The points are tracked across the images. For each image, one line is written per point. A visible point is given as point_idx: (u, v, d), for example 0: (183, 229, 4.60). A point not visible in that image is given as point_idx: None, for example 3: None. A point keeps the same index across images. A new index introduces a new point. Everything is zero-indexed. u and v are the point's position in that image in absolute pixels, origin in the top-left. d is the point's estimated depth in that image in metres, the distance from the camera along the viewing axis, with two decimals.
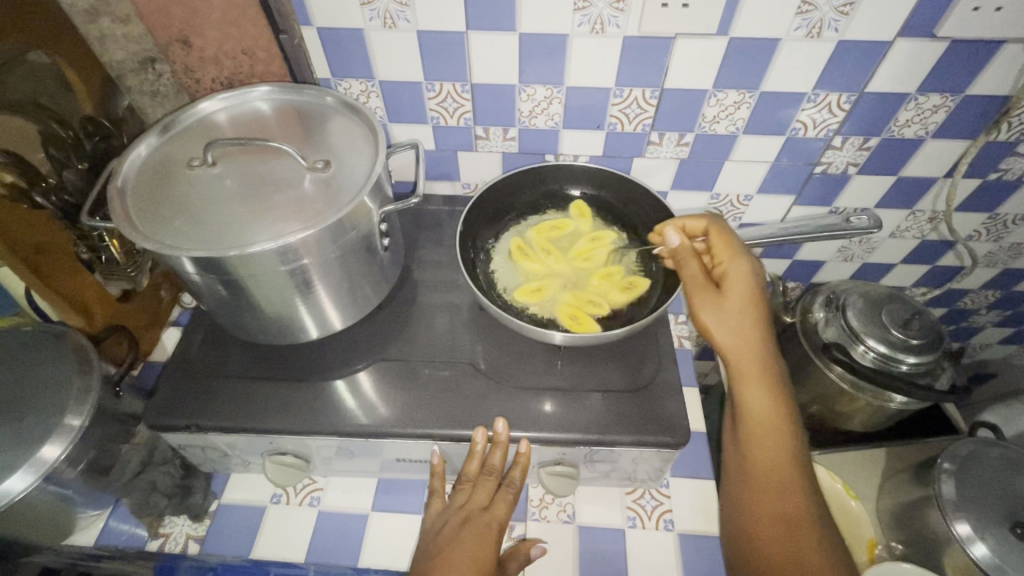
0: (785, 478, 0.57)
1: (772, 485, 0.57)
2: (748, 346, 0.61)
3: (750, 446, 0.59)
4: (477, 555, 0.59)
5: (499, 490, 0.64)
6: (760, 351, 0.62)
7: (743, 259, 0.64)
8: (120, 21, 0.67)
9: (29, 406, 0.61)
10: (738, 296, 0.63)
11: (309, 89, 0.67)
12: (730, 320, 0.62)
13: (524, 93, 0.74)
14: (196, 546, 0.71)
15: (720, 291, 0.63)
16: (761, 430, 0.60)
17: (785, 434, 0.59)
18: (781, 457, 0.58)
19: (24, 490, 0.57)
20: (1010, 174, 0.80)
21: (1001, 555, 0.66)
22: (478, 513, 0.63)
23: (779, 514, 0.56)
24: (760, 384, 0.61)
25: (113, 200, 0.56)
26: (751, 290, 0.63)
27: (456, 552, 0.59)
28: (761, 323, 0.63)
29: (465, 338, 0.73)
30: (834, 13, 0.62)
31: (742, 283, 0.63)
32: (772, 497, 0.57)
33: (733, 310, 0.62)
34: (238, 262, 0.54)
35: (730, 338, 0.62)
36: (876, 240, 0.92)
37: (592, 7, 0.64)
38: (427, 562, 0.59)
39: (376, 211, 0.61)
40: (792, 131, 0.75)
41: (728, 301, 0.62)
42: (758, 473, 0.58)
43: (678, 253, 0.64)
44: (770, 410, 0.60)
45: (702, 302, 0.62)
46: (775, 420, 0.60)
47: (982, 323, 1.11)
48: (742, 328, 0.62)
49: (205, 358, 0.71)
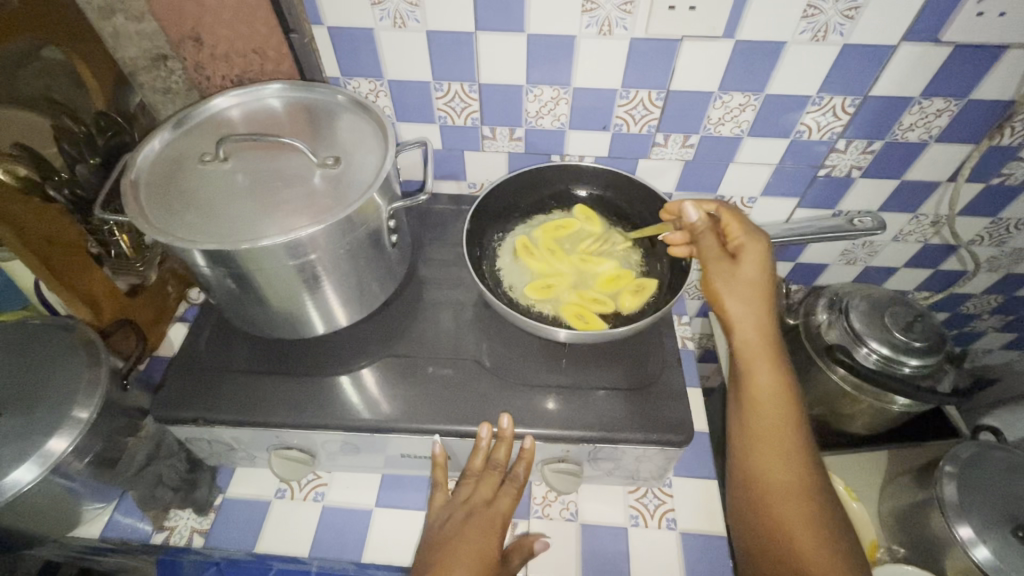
0: (788, 450, 0.58)
1: (779, 458, 0.58)
2: (755, 320, 0.62)
3: (755, 419, 0.60)
4: (484, 550, 0.58)
5: (504, 484, 0.64)
6: (767, 325, 0.62)
7: (760, 237, 0.63)
8: (134, 19, 0.68)
9: (37, 398, 0.62)
10: (752, 269, 0.63)
11: (320, 88, 0.68)
12: (739, 293, 0.62)
13: (531, 94, 0.75)
14: (200, 539, 0.71)
15: (732, 264, 0.63)
16: (768, 405, 0.60)
17: (789, 408, 0.60)
18: (785, 430, 0.59)
19: (31, 482, 0.57)
20: (1013, 179, 0.80)
21: (1002, 556, 0.66)
22: (484, 507, 0.62)
23: (780, 484, 0.57)
24: (766, 357, 0.62)
25: (126, 192, 0.57)
26: (766, 266, 0.63)
27: (462, 548, 0.58)
28: (769, 297, 0.63)
29: (470, 337, 0.74)
30: (839, 17, 0.63)
31: (759, 258, 0.63)
32: (777, 470, 0.58)
33: (745, 283, 0.63)
34: (249, 255, 0.54)
35: (738, 309, 0.62)
36: (879, 243, 0.93)
37: (599, 9, 0.64)
38: (433, 557, 0.58)
39: (384, 208, 0.62)
40: (796, 134, 0.76)
41: (739, 273, 0.63)
42: (761, 446, 0.59)
43: (696, 229, 0.64)
44: (777, 383, 0.61)
45: (712, 270, 0.64)
46: (780, 395, 0.60)
47: (985, 328, 1.11)
48: (750, 301, 0.62)
49: (212, 352, 0.72)
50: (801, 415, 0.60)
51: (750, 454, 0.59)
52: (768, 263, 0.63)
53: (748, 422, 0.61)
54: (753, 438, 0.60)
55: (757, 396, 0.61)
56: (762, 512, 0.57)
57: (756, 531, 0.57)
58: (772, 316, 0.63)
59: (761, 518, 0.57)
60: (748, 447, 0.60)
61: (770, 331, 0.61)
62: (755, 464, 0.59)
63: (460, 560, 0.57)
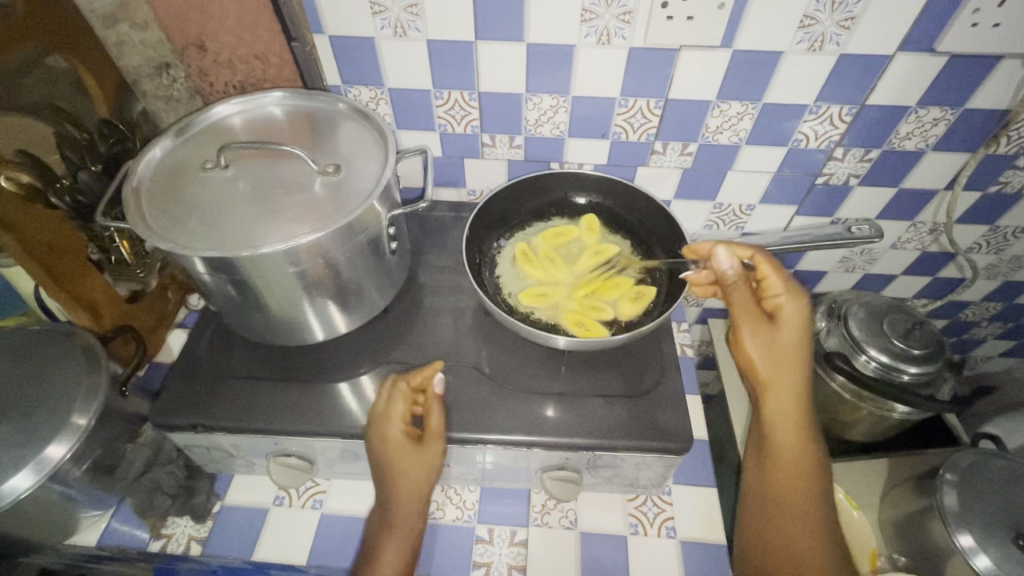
0: (807, 513, 0.59)
1: (793, 518, 0.59)
2: (789, 383, 0.61)
3: (775, 477, 0.61)
4: (402, 443, 0.58)
5: (396, 381, 0.62)
6: (800, 389, 0.62)
7: (800, 298, 0.61)
8: (138, 27, 0.69)
9: (36, 404, 0.62)
10: (790, 330, 0.62)
11: (321, 96, 0.69)
12: (770, 352, 0.62)
13: (531, 102, 0.75)
14: (197, 547, 0.71)
15: (769, 324, 0.62)
16: (790, 466, 0.61)
17: (812, 471, 0.60)
18: (806, 491, 0.60)
19: (30, 489, 0.57)
20: (1009, 187, 0.81)
21: (1004, 565, 0.65)
22: (386, 406, 0.60)
23: (799, 547, 0.58)
24: (795, 419, 0.61)
25: (128, 199, 0.57)
26: (806, 327, 0.62)
27: (391, 455, 0.58)
28: (805, 359, 0.62)
29: (469, 343, 0.74)
30: (835, 28, 0.63)
31: (797, 322, 0.61)
32: (796, 533, 0.58)
33: (781, 346, 0.62)
34: (248, 261, 0.54)
35: (771, 368, 0.62)
36: (877, 251, 0.93)
37: (598, 19, 0.65)
38: (379, 470, 0.59)
39: (384, 216, 0.62)
40: (793, 142, 0.76)
41: (775, 335, 0.62)
42: (780, 504, 0.60)
43: (727, 279, 0.61)
44: (801, 445, 0.61)
45: (744, 327, 0.62)
46: (805, 458, 0.61)
47: (984, 335, 1.12)
48: (784, 362, 0.61)
49: (211, 358, 0.72)
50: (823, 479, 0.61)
51: (768, 510, 0.61)
52: (808, 325, 0.62)
53: (768, 478, 0.61)
54: (770, 496, 0.61)
55: (778, 453, 0.61)
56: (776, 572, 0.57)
57: None
58: (805, 379, 0.62)
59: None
60: (767, 504, 0.61)
61: (803, 396, 0.61)
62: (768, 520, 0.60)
63: (401, 464, 0.58)
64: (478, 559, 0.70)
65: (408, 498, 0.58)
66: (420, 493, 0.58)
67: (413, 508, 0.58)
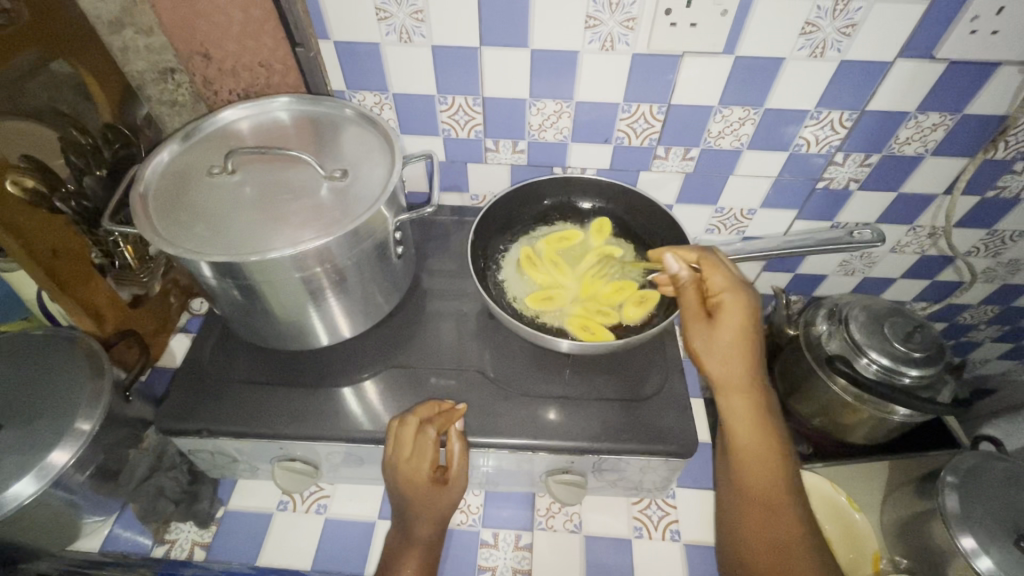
0: (773, 505, 0.59)
1: (762, 517, 0.59)
2: (735, 377, 0.62)
3: (743, 479, 0.61)
4: (430, 490, 0.61)
5: (424, 426, 0.62)
6: (749, 383, 0.62)
7: (736, 293, 0.62)
8: (143, 33, 0.69)
9: (40, 409, 0.61)
10: (729, 326, 0.62)
11: (327, 101, 0.69)
12: (717, 351, 0.62)
13: (534, 107, 0.76)
14: (201, 552, 0.70)
15: (711, 322, 0.63)
16: (753, 464, 0.61)
17: (774, 462, 0.61)
18: (770, 483, 0.60)
19: (33, 495, 0.57)
20: (1007, 191, 0.82)
21: (1006, 567, 0.66)
22: (414, 449, 0.61)
23: (767, 542, 0.58)
24: (748, 416, 0.62)
25: (136, 204, 0.57)
26: (746, 321, 0.62)
27: (419, 502, 0.61)
28: (751, 352, 0.62)
29: (473, 347, 0.74)
30: (837, 34, 0.64)
31: (736, 317, 0.62)
32: (764, 526, 0.58)
33: (723, 342, 0.62)
34: (257, 266, 0.54)
35: (719, 367, 0.62)
36: (877, 254, 0.94)
37: (602, 25, 0.66)
38: (399, 502, 0.62)
39: (391, 220, 0.62)
40: (794, 147, 0.77)
41: (716, 333, 0.62)
42: (746, 501, 0.60)
43: (680, 281, 0.66)
44: (759, 439, 0.61)
45: (691, 329, 0.64)
46: (763, 450, 0.61)
47: (981, 338, 1.13)
48: (729, 358, 0.62)
49: (215, 364, 0.71)
50: (789, 468, 0.61)
51: (738, 509, 0.61)
52: (749, 318, 0.62)
53: (736, 481, 0.62)
54: (742, 498, 0.61)
55: (740, 452, 0.62)
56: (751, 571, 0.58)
57: None
58: (755, 374, 0.62)
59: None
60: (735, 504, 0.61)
61: (754, 387, 0.62)
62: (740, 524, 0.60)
63: (428, 508, 0.61)
64: (484, 563, 0.70)
65: (431, 537, 0.61)
66: (439, 529, 0.62)
67: (429, 541, 0.61)
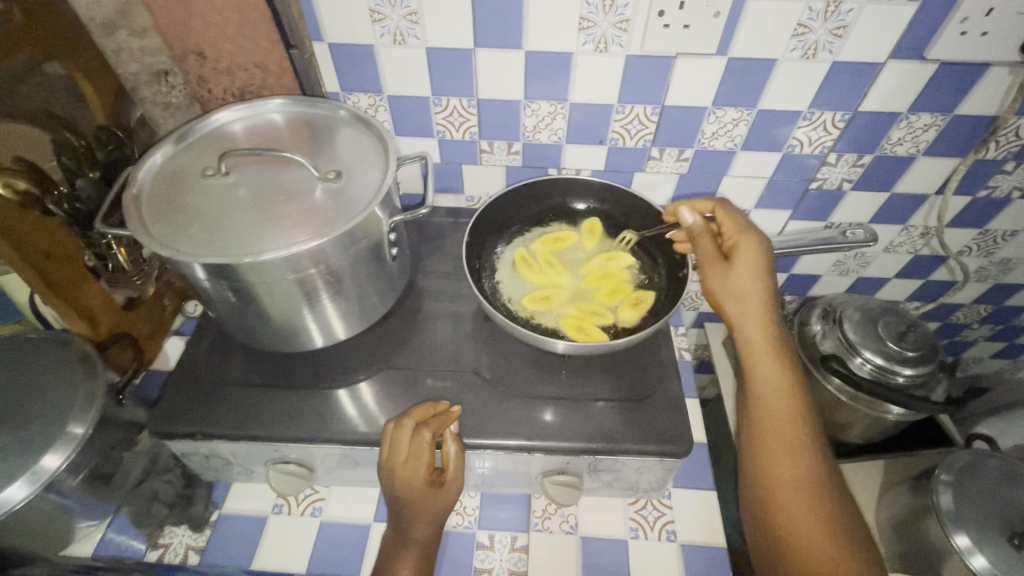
0: (790, 440, 0.59)
1: (779, 452, 0.58)
2: (756, 317, 0.63)
3: (764, 424, 0.60)
4: (427, 493, 0.60)
5: (420, 428, 0.62)
6: (767, 322, 0.63)
7: (753, 237, 0.64)
8: (137, 35, 0.69)
9: (32, 413, 0.61)
10: (747, 267, 0.64)
11: (322, 103, 0.69)
12: (735, 294, 0.64)
13: (529, 109, 0.76)
14: (195, 557, 0.70)
15: (728, 263, 0.64)
16: (770, 401, 0.61)
17: (793, 400, 0.61)
18: (789, 418, 0.60)
19: (24, 499, 0.56)
20: (998, 191, 0.82)
21: (1001, 564, 0.66)
22: (410, 452, 0.61)
23: (788, 476, 0.57)
24: (768, 353, 0.63)
25: (128, 207, 0.57)
26: (762, 261, 0.64)
27: (415, 505, 0.60)
28: (768, 293, 0.64)
29: (468, 348, 0.74)
30: (828, 35, 0.65)
31: (753, 259, 0.63)
32: (783, 461, 0.58)
33: (740, 283, 0.64)
34: (250, 269, 0.54)
35: (738, 306, 0.64)
36: (870, 254, 0.94)
37: (595, 26, 0.66)
38: (396, 507, 0.61)
39: (385, 221, 0.62)
40: (788, 148, 0.78)
41: (735, 273, 0.64)
42: (767, 439, 0.59)
43: (693, 231, 0.67)
44: (778, 377, 0.62)
45: (709, 270, 0.65)
46: (784, 391, 0.61)
47: (975, 337, 1.13)
48: (748, 299, 0.63)
49: (208, 367, 0.71)
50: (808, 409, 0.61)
51: (758, 448, 0.60)
52: (763, 260, 0.64)
53: (755, 418, 0.61)
54: (761, 434, 0.60)
55: (759, 390, 0.62)
56: (768, 507, 0.57)
57: (768, 530, 0.56)
58: (773, 316, 0.64)
59: (769, 514, 0.57)
60: (754, 442, 0.60)
61: (773, 329, 0.63)
62: (760, 461, 0.59)
63: (426, 510, 0.61)
64: (480, 565, 0.70)
65: (429, 540, 0.61)
66: (437, 532, 0.62)
67: (427, 547, 0.61)
